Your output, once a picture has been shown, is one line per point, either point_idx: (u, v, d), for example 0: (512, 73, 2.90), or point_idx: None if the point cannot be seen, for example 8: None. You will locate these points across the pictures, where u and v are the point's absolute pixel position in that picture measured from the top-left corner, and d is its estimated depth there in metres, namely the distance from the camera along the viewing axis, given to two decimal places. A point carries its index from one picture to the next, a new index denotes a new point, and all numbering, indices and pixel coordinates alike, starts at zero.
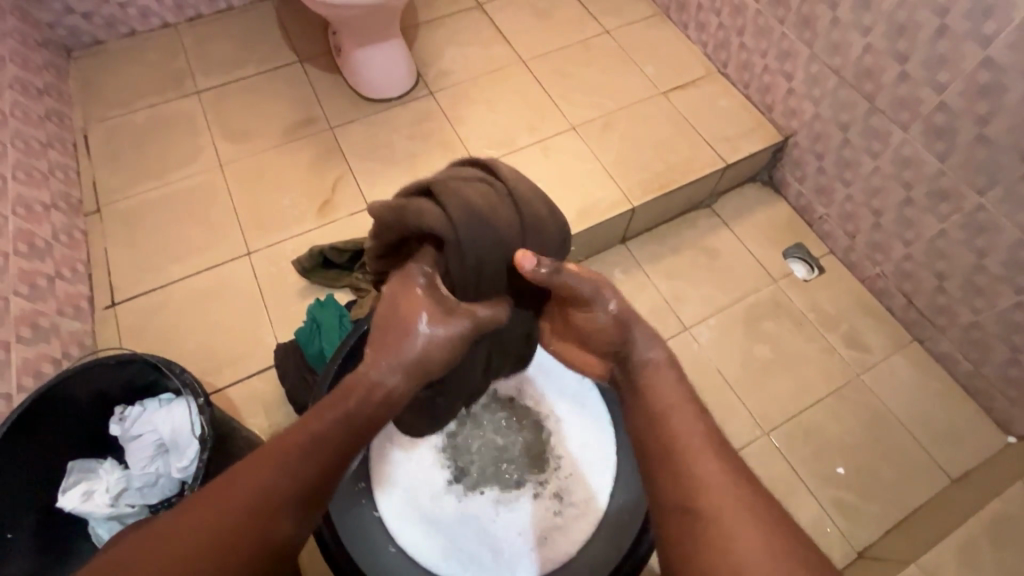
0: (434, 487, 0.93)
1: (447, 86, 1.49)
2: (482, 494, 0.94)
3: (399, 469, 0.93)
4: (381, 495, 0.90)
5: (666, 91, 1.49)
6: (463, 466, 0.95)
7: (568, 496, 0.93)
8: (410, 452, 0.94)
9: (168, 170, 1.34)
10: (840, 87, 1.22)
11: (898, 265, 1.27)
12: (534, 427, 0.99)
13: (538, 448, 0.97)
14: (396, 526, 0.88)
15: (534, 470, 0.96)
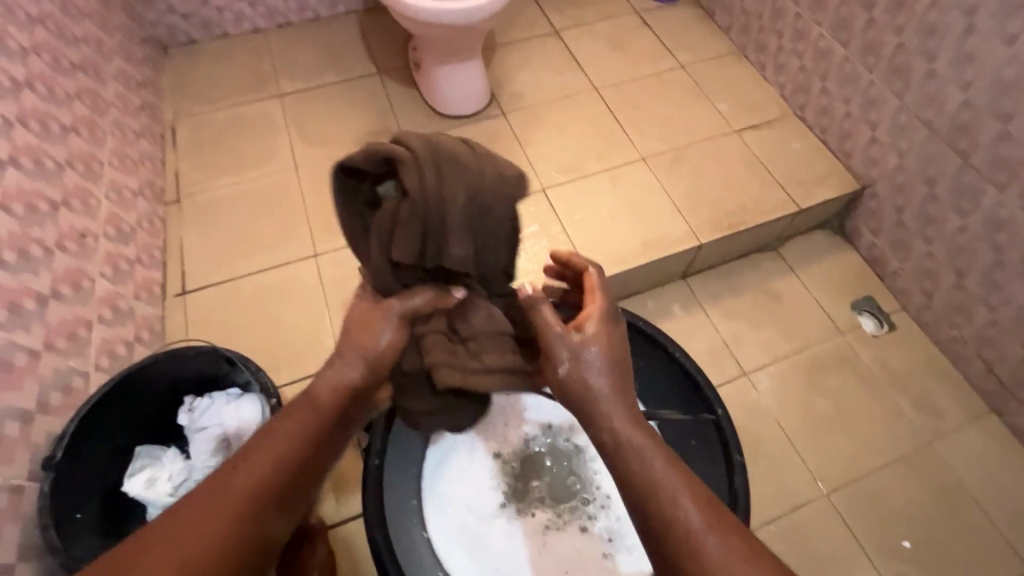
0: (483, 509, 0.90)
1: (519, 108, 1.51)
2: (533, 518, 0.90)
3: (451, 488, 0.91)
4: (431, 514, 0.88)
5: (739, 130, 1.47)
6: (516, 488, 0.92)
7: (620, 538, 0.89)
8: (464, 472, 0.92)
9: (246, 167, 1.39)
10: (931, 141, 1.18)
11: (980, 330, 1.20)
12: (584, 459, 0.94)
13: (589, 481, 0.93)
14: (443, 548, 0.86)
15: (585, 502, 0.91)
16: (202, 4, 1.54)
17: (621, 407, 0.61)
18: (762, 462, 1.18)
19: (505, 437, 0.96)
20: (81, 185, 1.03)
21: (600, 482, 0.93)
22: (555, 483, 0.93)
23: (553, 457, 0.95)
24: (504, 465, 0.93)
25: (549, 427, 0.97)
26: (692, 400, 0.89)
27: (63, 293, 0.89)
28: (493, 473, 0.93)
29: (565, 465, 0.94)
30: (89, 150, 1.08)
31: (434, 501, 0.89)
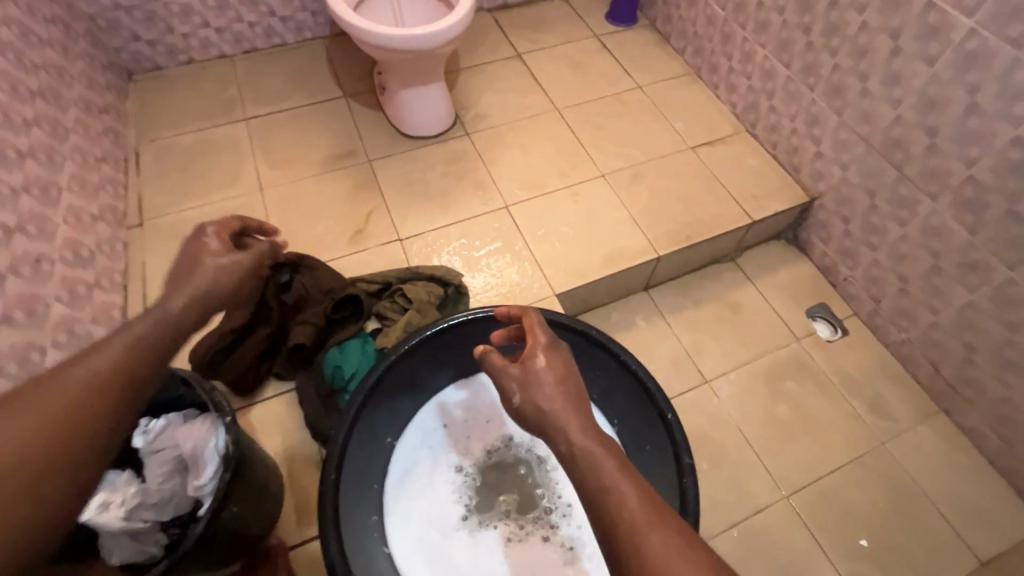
0: (446, 523, 0.91)
1: (483, 129, 1.55)
2: (495, 529, 0.91)
3: (415, 504, 0.91)
4: (393, 529, 0.88)
5: (694, 146, 1.53)
6: (479, 500, 0.93)
7: (581, 546, 0.89)
8: (427, 486, 0.93)
9: (211, 191, 1.40)
10: (869, 154, 1.24)
11: (925, 333, 1.25)
12: (546, 469, 0.95)
13: (551, 491, 0.94)
14: (405, 564, 0.86)
15: (546, 511, 0.92)
16: (167, 31, 1.56)
17: (567, 416, 0.63)
18: (724, 467, 1.20)
19: (469, 450, 0.97)
20: (38, 211, 1.03)
21: (561, 491, 0.93)
22: (518, 493, 0.94)
23: (515, 468, 0.96)
24: (467, 478, 0.95)
25: (510, 438, 0.98)
26: (646, 409, 0.91)
27: (15, 318, 0.88)
28: (455, 485, 0.94)
29: (528, 476, 0.95)
30: (46, 175, 1.08)
31: (397, 515, 0.89)
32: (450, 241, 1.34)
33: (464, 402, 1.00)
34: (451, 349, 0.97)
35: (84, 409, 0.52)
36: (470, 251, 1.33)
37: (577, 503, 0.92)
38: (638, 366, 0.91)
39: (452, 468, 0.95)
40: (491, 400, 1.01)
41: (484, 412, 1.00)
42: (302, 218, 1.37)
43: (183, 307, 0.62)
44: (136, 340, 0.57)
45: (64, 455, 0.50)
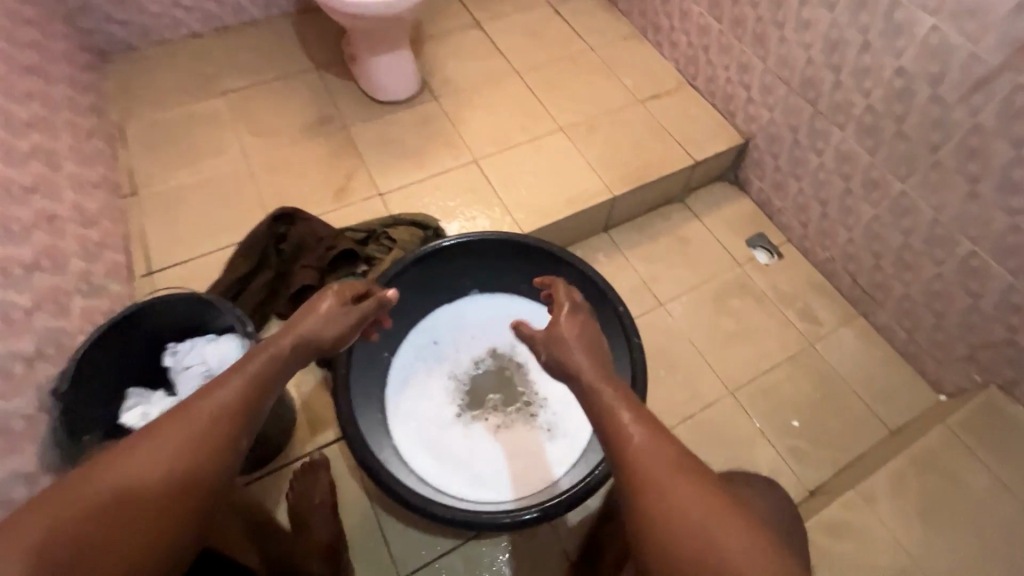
0: (442, 420, 1.06)
1: (449, 92, 1.68)
2: (485, 421, 1.07)
3: (414, 406, 1.07)
4: (398, 426, 1.04)
5: (643, 100, 1.69)
6: (469, 400, 1.09)
7: (558, 427, 1.06)
8: (424, 392, 1.09)
9: (199, 160, 1.50)
10: (789, 95, 1.42)
11: (843, 248, 1.45)
12: (524, 371, 1.12)
13: (530, 388, 1.10)
14: (410, 451, 1.02)
15: (527, 404, 1.09)
16: (138, 12, 1.63)
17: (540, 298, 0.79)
18: (678, 373, 1.39)
19: (458, 361, 1.12)
20: (46, 174, 1.12)
21: (538, 387, 1.10)
22: (503, 392, 1.10)
23: (499, 372, 1.12)
24: (458, 383, 1.10)
25: (492, 350, 1.14)
26: (603, 310, 1.07)
27: (43, 265, 0.99)
28: (449, 390, 1.10)
29: (510, 379, 1.11)
30: (48, 143, 1.17)
31: (400, 417, 1.05)
32: (426, 194, 1.48)
33: (450, 324, 1.15)
34: (434, 275, 1.11)
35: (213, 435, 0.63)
36: (446, 201, 1.46)
37: (553, 395, 1.09)
38: (594, 274, 1.06)
39: (444, 376, 1.11)
40: (475, 318, 1.16)
41: (468, 330, 1.15)
42: (288, 180, 1.49)
43: (291, 343, 0.74)
44: (253, 379, 0.70)
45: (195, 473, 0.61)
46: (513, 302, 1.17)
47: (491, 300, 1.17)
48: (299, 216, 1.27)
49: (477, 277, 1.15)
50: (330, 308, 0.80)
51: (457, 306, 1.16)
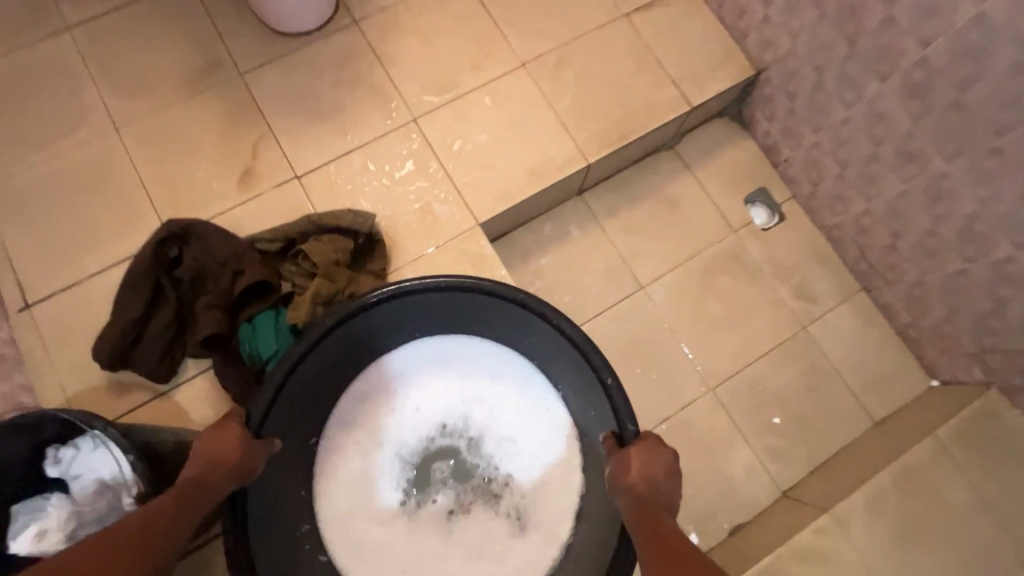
0: (391, 507, 0.97)
1: (373, 13, 1.27)
2: (438, 505, 0.98)
3: (358, 494, 0.97)
4: (340, 521, 0.95)
5: (629, 13, 1.30)
6: (421, 480, 0.99)
7: (521, 510, 0.96)
8: (369, 476, 0.98)
9: (56, 138, 1.16)
10: (820, 24, 1.09)
11: (856, 219, 1.23)
12: (483, 443, 1.00)
13: (490, 463, 0.99)
14: (355, 550, 0.93)
15: (487, 482, 0.99)
16: None
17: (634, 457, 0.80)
18: (657, 369, 1.27)
19: (406, 435, 1.00)
20: None
21: (498, 462, 0.99)
22: (457, 470, 1.00)
23: (454, 445, 1.00)
24: (404, 464, 0.99)
25: (442, 418, 1.01)
26: (586, 376, 0.92)
27: None
28: (394, 470, 0.99)
29: (467, 453, 1.00)
30: None
31: (341, 509, 0.95)
32: (354, 171, 1.18)
33: (391, 392, 1.01)
34: (377, 327, 0.95)
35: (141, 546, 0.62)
36: (381, 181, 1.18)
37: (514, 471, 0.98)
38: (569, 328, 0.90)
39: (387, 454, 0.99)
40: (424, 383, 1.02)
41: (412, 397, 1.02)
42: (176, 165, 1.16)
43: (211, 467, 0.77)
44: (173, 501, 0.70)
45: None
46: (464, 362, 1.03)
47: (438, 358, 1.03)
48: (198, 228, 1.03)
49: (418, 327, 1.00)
50: (231, 441, 0.80)
51: (397, 370, 1.02)
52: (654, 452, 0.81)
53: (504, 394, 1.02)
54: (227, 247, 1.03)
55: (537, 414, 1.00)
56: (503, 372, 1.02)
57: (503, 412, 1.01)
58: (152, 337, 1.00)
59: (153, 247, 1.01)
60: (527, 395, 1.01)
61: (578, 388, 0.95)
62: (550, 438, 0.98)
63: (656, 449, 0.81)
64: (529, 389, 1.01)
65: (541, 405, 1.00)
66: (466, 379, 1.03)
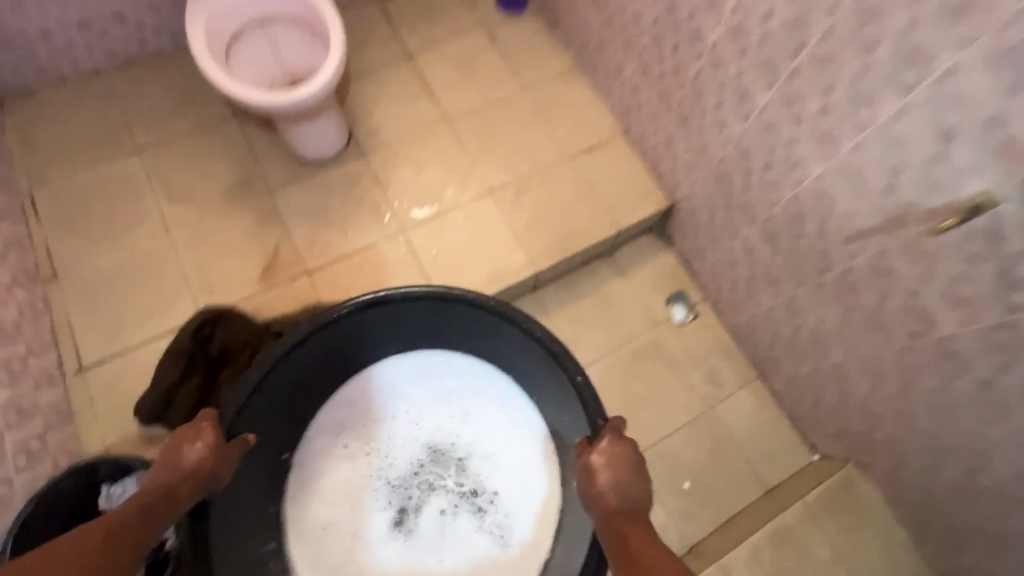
0: (399, 504, 1.29)
1: (377, 147, 1.64)
2: (435, 508, 1.29)
3: (375, 492, 1.29)
4: (361, 511, 1.28)
5: (575, 155, 1.68)
6: (423, 487, 1.30)
7: (498, 516, 1.27)
8: (384, 479, 1.30)
9: (120, 235, 1.47)
10: (707, 179, 1.45)
11: (747, 321, 1.56)
12: (474, 461, 1.31)
13: (479, 478, 1.30)
14: (370, 533, 1.27)
15: (474, 492, 1.29)
16: (31, 55, 1.49)
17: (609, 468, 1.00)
18: None
19: (415, 451, 1.32)
20: None
21: (484, 478, 1.30)
22: (452, 482, 1.30)
23: (450, 461, 1.31)
24: (411, 473, 1.31)
25: (430, 428, 1.33)
26: (557, 372, 1.18)
27: None
28: (394, 467, 1.31)
29: (460, 468, 1.31)
30: None
31: (362, 501, 1.29)
32: (352, 270, 1.50)
33: (391, 406, 1.34)
34: (356, 336, 1.26)
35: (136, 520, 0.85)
36: (373, 278, 1.50)
37: (497, 485, 1.29)
38: (537, 329, 1.16)
39: (388, 455, 1.32)
40: (432, 409, 1.34)
41: (408, 412, 1.34)
42: (212, 260, 1.48)
43: (184, 459, 1.00)
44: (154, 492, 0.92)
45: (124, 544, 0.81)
46: (449, 382, 1.35)
47: (428, 379, 1.35)
48: (228, 314, 1.33)
49: (411, 336, 1.32)
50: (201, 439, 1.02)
51: (403, 394, 1.34)
52: (623, 456, 1.01)
53: (479, 408, 1.34)
54: (248, 330, 1.33)
55: (508, 421, 1.32)
56: (480, 389, 1.34)
57: (480, 422, 1.33)
58: (182, 401, 1.28)
59: (190, 327, 1.31)
60: (514, 423, 1.31)
61: (551, 386, 1.23)
62: (529, 457, 1.29)
63: (626, 455, 1.01)
64: (516, 420, 1.31)
65: (523, 432, 1.31)
66: (453, 394, 1.35)
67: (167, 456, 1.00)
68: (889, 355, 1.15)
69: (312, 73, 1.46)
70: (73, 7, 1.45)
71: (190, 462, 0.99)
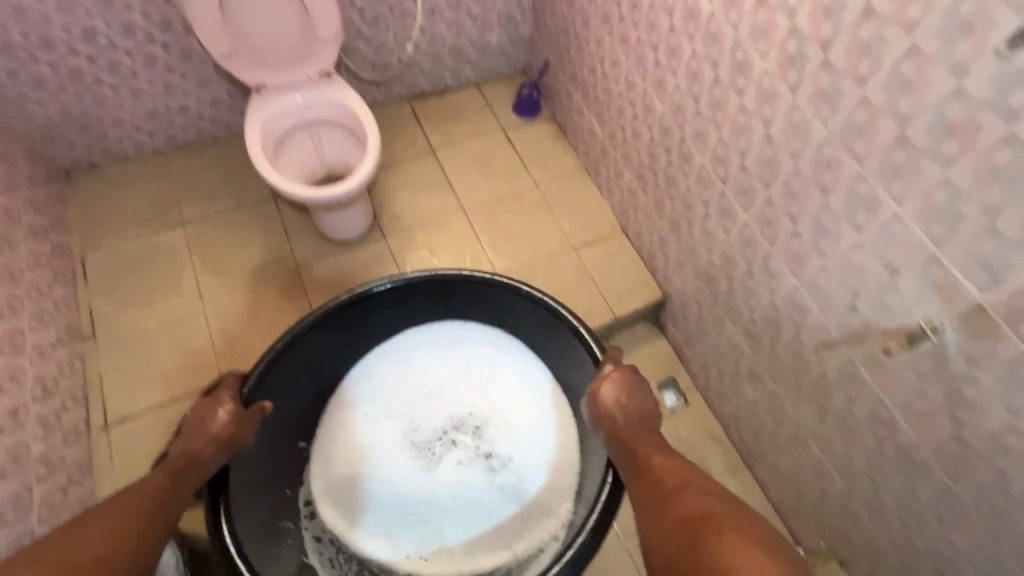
0: (419, 459, 1.44)
1: (398, 231, 1.81)
2: (453, 463, 1.44)
3: (396, 450, 1.45)
4: (385, 467, 1.43)
5: (577, 246, 1.85)
6: (440, 445, 1.46)
7: (511, 468, 1.42)
8: (403, 439, 1.46)
9: (157, 300, 1.60)
10: (695, 278, 1.59)
11: (733, 411, 1.64)
12: (486, 424, 1.47)
13: (491, 437, 1.46)
14: (394, 486, 1.42)
15: (488, 450, 1.44)
16: (102, 138, 1.69)
17: (619, 390, 1.24)
18: None
19: (431, 415, 1.49)
20: (10, 365, 1.23)
21: (495, 438, 1.45)
22: (467, 442, 1.46)
23: (463, 423, 1.48)
24: (428, 435, 1.47)
25: (448, 395, 1.50)
26: (553, 323, 1.40)
27: (6, 471, 1.11)
28: (415, 430, 1.47)
29: (472, 429, 1.47)
30: (13, 326, 1.28)
31: (386, 458, 1.44)
32: None
33: (412, 376, 1.52)
34: (369, 317, 1.47)
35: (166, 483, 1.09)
36: None
37: (508, 443, 1.44)
38: (526, 289, 1.40)
39: (411, 417, 1.48)
40: (443, 379, 1.52)
41: (427, 380, 1.52)
42: (240, 326, 1.60)
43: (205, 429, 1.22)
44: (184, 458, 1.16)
45: (165, 497, 1.06)
46: (464, 354, 1.53)
47: (446, 352, 1.54)
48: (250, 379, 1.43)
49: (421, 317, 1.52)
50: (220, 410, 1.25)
51: (416, 365, 1.53)
52: (629, 381, 1.26)
53: (493, 375, 1.51)
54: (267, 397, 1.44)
55: (514, 390, 1.49)
56: (493, 359, 1.53)
57: (494, 389, 1.50)
58: None
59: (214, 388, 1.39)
60: (519, 387, 1.49)
61: (556, 346, 1.44)
62: (538, 417, 1.46)
63: (634, 380, 1.26)
64: (519, 387, 1.49)
65: (528, 396, 1.48)
66: (462, 366, 1.53)
67: (200, 418, 1.24)
68: (860, 454, 1.24)
69: (350, 168, 1.66)
70: (145, 101, 1.66)
71: (216, 428, 1.22)
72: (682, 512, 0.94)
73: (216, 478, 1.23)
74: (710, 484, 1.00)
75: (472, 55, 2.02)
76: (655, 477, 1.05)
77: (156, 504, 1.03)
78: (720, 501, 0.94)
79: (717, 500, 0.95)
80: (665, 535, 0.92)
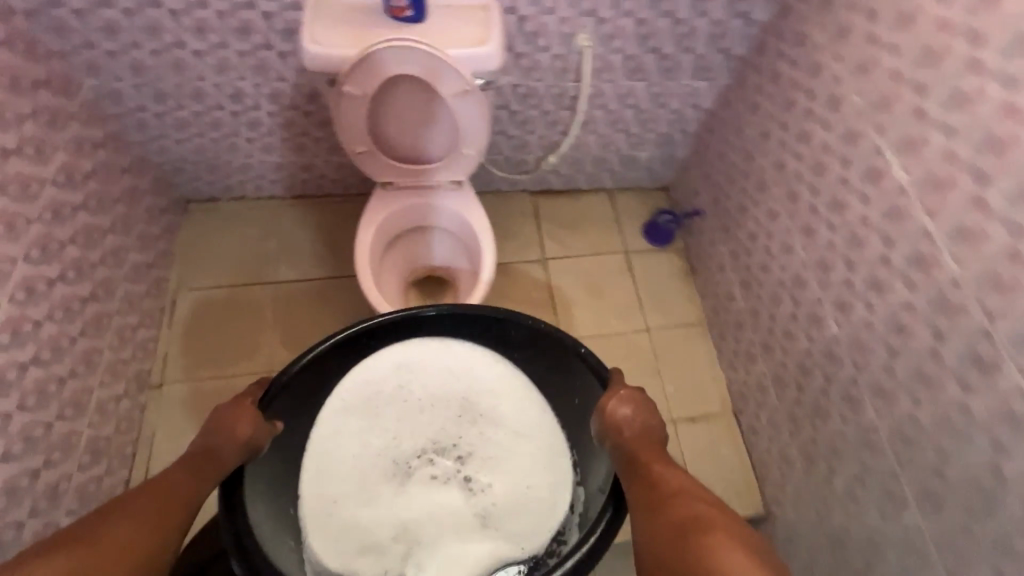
0: (389, 487, 1.11)
1: None
2: (427, 498, 1.09)
3: (362, 471, 1.12)
4: (342, 491, 1.10)
5: (677, 419, 1.60)
6: (415, 472, 1.12)
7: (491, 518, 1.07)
8: (375, 457, 1.13)
9: (228, 362, 1.53)
10: (813, 527, 1.28)
11: None
12: (471, 455, 1.13)
13: (475, 472, 1.12)
14: (351, 517, 1.08)
15: (468, 489, 1.10)
16: (226, 178, 1.65)
17: (634, 402, 0.98)
18: None
19: (414, 434, 1.15)
20: (67, 431, 1.17)
21: (479, 478, 1.11)
22: (445, 473, 1.12)
23: (448, 451, 1.13)
24: (406, 459, 1.13)
25: (448, 406, 1.17)
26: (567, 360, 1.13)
27: None
28: (393, 450, 1.13)
29: (455, 461, 1.13)
30: (82, 385, 1.22)
31: (348, 480, 1.11)
32: None
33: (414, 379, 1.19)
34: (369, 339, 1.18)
35: (182, 481, 0.88)
36: None
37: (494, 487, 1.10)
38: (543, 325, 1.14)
39: (395, 425, 1.15)
40: (435, 395, 1.18)
41: (419, 393, 1.17)
42: None
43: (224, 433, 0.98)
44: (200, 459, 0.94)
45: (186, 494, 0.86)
46: (465, 367, 1.19)
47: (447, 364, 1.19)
48: None
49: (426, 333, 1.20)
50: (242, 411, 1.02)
51: (408, 376, 1.18)
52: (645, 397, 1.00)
53: (493, 398, 1.17)
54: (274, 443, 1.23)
55: (512, 424, 1.15)
56: (512, 377, 1.19)
57: (501, 409, 1.16)
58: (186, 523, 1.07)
59: None
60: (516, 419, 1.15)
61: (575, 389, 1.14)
62: (532, 461, 1.12)
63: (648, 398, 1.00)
64: (517, 420, 1.15)
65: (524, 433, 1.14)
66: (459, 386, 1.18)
67: (223, 419, 1.00)
68: None
69: (453, 276, 1.52)
70: (274, 155, 1.59)
71: (240, 431, 0.99)
72: (673, 520, 0.72)
73: (229, 482, 0.99)
74: (727, 511, 0.73)
75: (614, 166, 1.80)
76: (653, 484, 0.82)
77: (180, 504, 0.83)
78: (738, 531, 0.69)
79: (734, 527, 0.69)
80: (654, 546, 0.70)
